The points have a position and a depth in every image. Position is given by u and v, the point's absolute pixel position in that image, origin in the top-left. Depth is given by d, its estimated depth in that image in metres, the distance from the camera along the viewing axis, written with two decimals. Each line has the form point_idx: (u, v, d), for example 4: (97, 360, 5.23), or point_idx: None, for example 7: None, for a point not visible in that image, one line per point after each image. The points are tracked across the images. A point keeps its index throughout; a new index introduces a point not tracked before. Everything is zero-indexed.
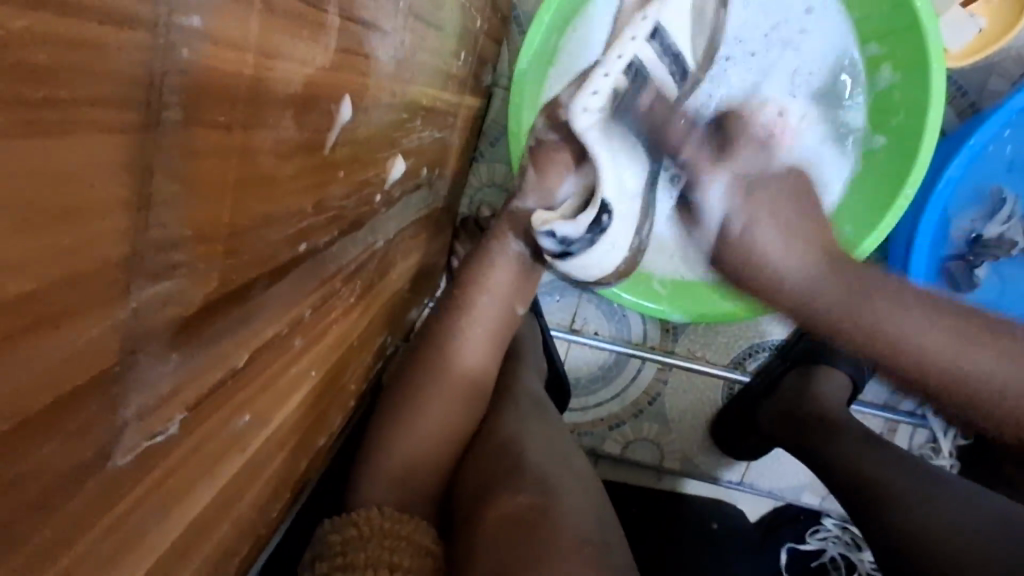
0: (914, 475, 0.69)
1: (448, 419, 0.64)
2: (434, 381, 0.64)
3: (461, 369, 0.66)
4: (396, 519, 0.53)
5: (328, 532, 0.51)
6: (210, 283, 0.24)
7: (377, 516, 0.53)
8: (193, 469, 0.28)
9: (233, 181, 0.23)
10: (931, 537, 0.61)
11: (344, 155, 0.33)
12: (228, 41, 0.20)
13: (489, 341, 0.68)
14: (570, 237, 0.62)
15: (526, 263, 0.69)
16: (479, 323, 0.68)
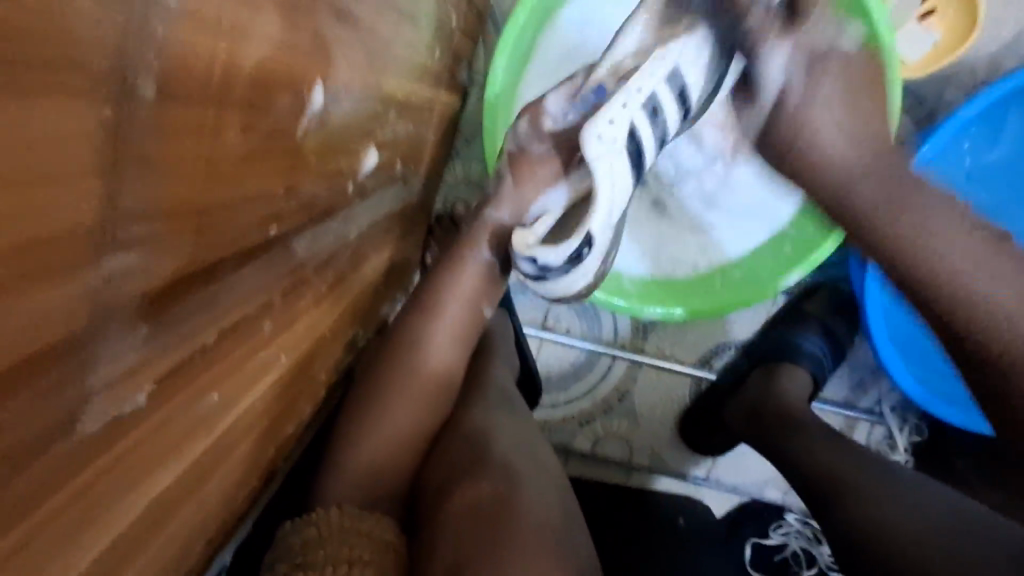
0: (868, 469, 0.72)
1: (414, 420, 0.64)
2: (401, 381, 0.65)
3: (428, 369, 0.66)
4: (355, 517, 0.54)
5: (289, 533, 0.52)
6: (179, 259, 0.25)
7: (335, 515, 0.53)
8: (159, 445, 0.28)
9: (204, 160, 0.24)
10: (879, 529, 0.64)
11: (316, 142, 0.34)
12: (202, 22, 0.21)
13: (455, 338, 0.68)
14: (550, 265, 0.61)
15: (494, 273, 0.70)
16: (447, 323, 0.68)
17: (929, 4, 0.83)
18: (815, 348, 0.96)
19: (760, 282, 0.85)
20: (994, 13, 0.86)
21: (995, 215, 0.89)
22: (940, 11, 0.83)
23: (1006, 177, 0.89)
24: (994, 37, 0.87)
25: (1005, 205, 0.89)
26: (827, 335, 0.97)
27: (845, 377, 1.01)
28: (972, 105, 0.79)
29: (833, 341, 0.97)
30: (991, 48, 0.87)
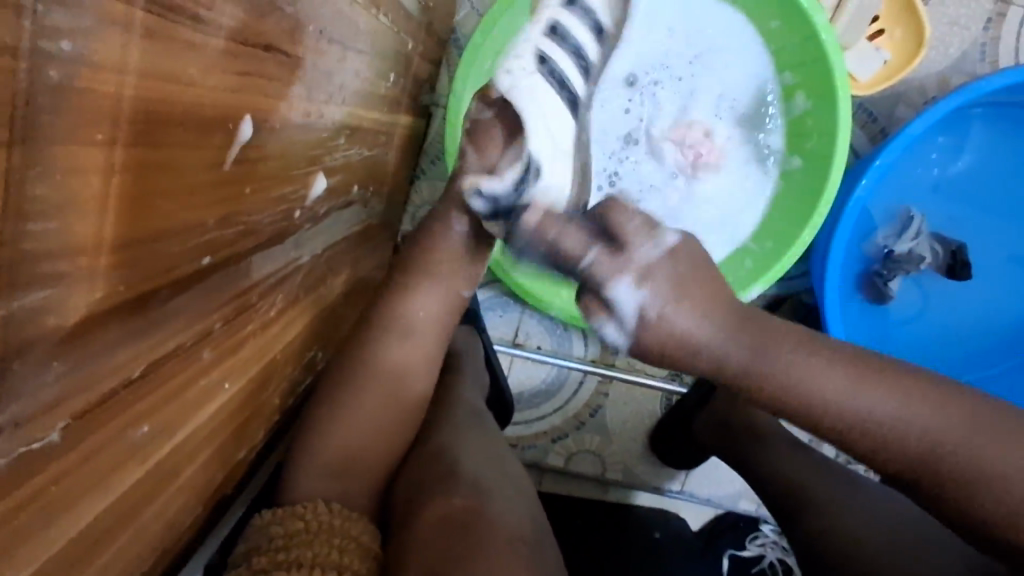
0: (834, 480, 0.73)
1: (387, 417, 0.63)
2: (374, 378, 0.63)
3: (398, 366, 0.64)
4: (342, 516, 0.54)
5: (266, 525, 0.51)
6: (96, 294, 0.25)
7: (322, 510, 0.53)
8: (84, 478, 0.28)
9: (118, 195, 0.24)
10: (842, 539, 0.65)
11: (251, 172, 0.35)
12: (105, 63, 0.21)
13: (431, 353, 0.66)
14: (499, 195, 0.58)
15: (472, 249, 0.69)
16: (422, 338, 0.65)
17: (878, 24, 0.86)
18: None
19: None
20: (941, 32, 0.89)
21: (946, 225, 0.92)
22: (890, 31, 0.86)
23: (955, 189, 0.92)
24: (941, 54, 0.90)
25: (956, 214, 0.92)
26: None
27: None
28: (924, 118, 0.79)
29: None
30: (939, 66, 0.90)
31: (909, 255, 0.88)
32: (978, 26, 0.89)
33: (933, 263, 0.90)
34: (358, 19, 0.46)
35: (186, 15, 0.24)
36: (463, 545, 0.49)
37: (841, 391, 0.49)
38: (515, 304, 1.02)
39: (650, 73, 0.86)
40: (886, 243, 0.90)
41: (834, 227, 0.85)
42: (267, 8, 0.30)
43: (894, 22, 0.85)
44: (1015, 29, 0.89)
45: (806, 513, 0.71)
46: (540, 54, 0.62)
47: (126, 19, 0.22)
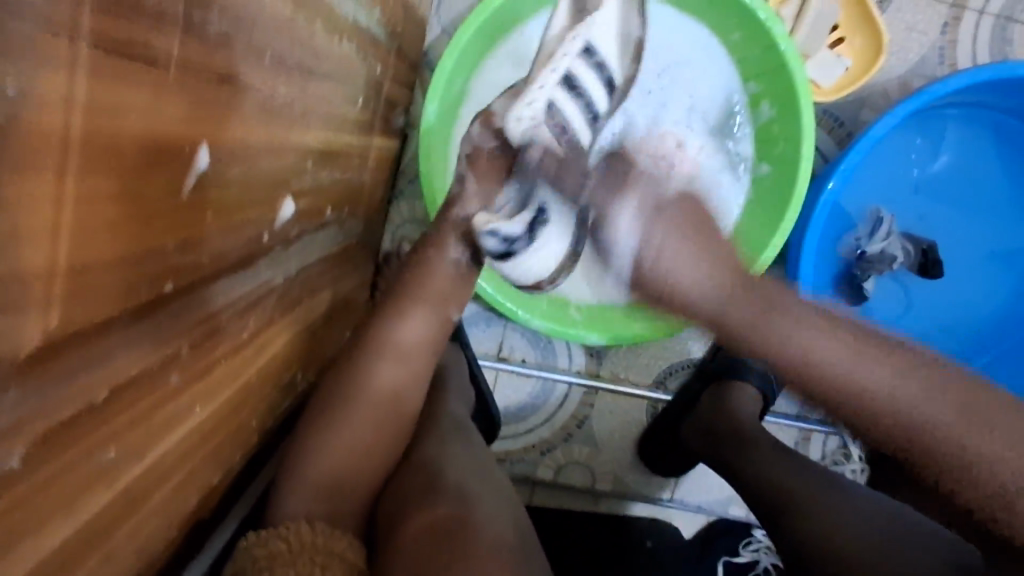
0: (816, 480, 0.74)
1: (369, 437, 0.62)
2: (355, 400, 0.63)
3: (381, 386, 0.64)
4: (327, 534, 0.53)
5: (252, 545, 0.50)
6: (52, 319, 0.26)
7: (307, 531, 0.52)
8: (46, 503, 0.29)
9: (70, 225, 0.25)
10: (818, 538, 0.66)
11: (212, 198, 0.36)
12: (53, 100, 0.22)
13: (419, 367, 0.68)
14: (512, 237, 0.67)
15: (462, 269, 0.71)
16: (410, 356, 0.67)
17: (838, 33, 0.89)
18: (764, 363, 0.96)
19: None
20: (899, 38, 0.92)
21: (919, 225, 0.94)
22: (849, 39, 0.88)
23: (929, 188, 0.94)
24: (901, 60, 0.92)
25: (929, 213, 0.94)
26: None
27: None
28: (885, 120, 0.81)
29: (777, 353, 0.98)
30: (899, 71, 0.93)
31: (882, 255, 0.89)
32: (934, 32, 0.92)
33: (906, 262, 0.91)
34: (320, 46, 0.47)
35: (132, 51, 0.25)
36: (444, 555, 0.49)
37: (839, 361, 0.50)
38: (498, 318, 1.03)
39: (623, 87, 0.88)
40: (860, 243, 0.91)
41: (804, 231, 0.87)
42: (217, 41, 0.32)
43: (853, 30, 0.88)
44: (970, 33, 0.92)
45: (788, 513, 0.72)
46: (550, 102, 0.68)
47: (71, 58, 0.23)
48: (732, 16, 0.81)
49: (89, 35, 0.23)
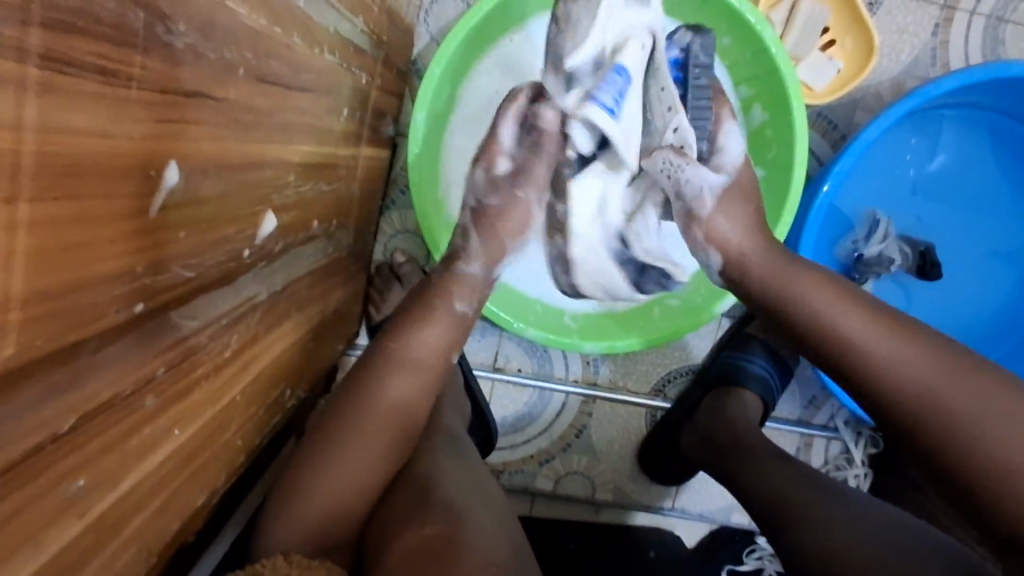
0: (818, 488, 0.72)
1: (366, 465, 0.60)
2: (354, 420, 0.61)
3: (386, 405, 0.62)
4: (305, 566, 0.50)
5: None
6: (6, 351, 0.24)
7: (284, 564, 0.49)
8: (8, 537, 0.28)
9: (25, 252, 0.24)
10: (814, 549, 0.65)
11: (184, 216, 0.35)
12: (1, 122, 0.22)
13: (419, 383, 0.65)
14: None
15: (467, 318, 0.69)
16: (412, 370, 0.64)
17: (828, 35, 0.88)
18: (762, 369, 0.95)
19: (692, 309, 0.86)
20: (890, 39, 0.91)
21: (918, 227, 0.93)
22: (840, 41, 0.88)
23: (926, 189, 0.93)
24: (893, 61, 0.92)
25: (928, 214, 0.93)
26: (772, 355, 0.97)
27: (796, 395, 1.02)
28: (878, 122, 0.80)
29: (777, 359, 0.97)
30: (891, 72, 0.92)
31: (880, 257, 0.88)
32: (925, 32, 0.91)
33: (903, 264, 0.90)
34: (298, 59, 0.47)
35: (89, 68, 0.25)
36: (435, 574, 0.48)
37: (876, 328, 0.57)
38: (494, 327, 1.02)
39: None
40: (857, 246, 0.90)
41: (800, 235, 0.86)
42: (183, 55, 0.31)
43: (843, 32, 0.87)
44: (962, 32, 0.91)
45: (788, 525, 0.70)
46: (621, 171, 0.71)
47: (19, 77, 0.22)
48: (721, 20, 0.79)
49: (39, 53, 0.22)
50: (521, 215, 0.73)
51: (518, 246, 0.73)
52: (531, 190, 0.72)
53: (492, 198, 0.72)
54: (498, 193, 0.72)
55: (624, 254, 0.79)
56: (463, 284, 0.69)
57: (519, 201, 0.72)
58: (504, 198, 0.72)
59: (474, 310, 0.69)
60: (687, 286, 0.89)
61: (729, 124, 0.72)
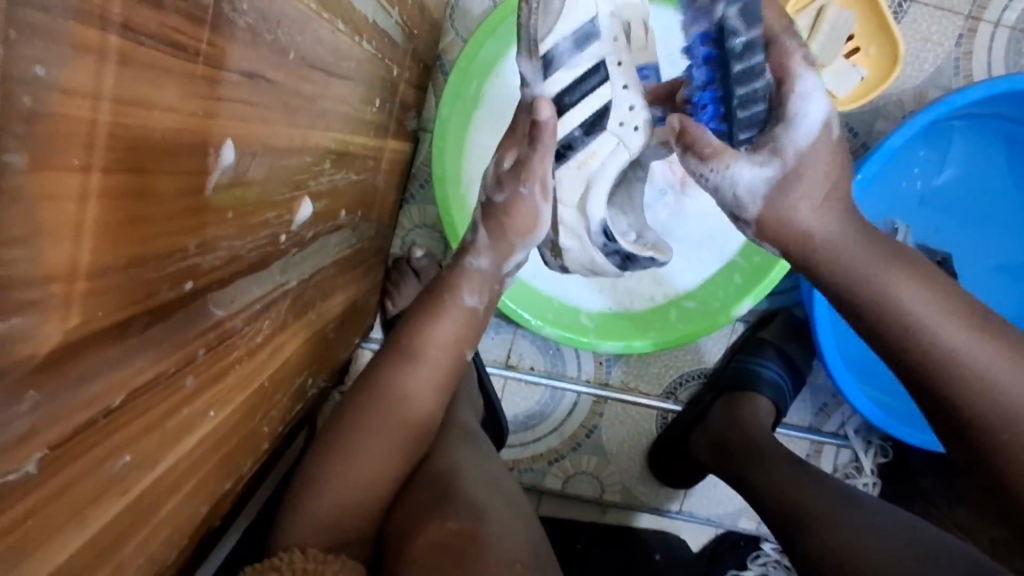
0: (833, 491, 0.72)
1: (383, 458, 0.59)
2: (375, 414, 0.61)
3: (403, 395, 0.62)
4: (320, 560, 0.49)
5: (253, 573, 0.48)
6: (70, 322, 0.24)
7: (299, 559, 0.49)
8: (58, 511, 0.27)
9: (93, 223, 0.24)
10: (831, 554, 0.64)
11: (232, 197, 0.35)
12: (80, 90, 0.21)
13: (438, 379, 0.65)
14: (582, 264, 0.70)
15: (477, 315, 0.68)
16: (426, 368, 0.64)
17: (853, 42, 0.88)
18: (775, 374, 0.95)
19: (710, 313, 0.86)
20: (914, 48, 0.91)
21: (935, 237, 0.93)
22: (865, 48, 0.88)
23: (935, 201, 0.93)
24: (917, 70, 0.92)
25: (942, 225, 0.93)
26: (785, 360, 0.97)
27: (807, 401, 1.01)
28: (902, 132, 0.80)
29: (791, 365, 0.97)
30: (915, 81, 0.92)
31: None
32: (949, 43, 0.91)
33: None
34: (340, 46, 0.47)
35: (161, 41, 0.25)
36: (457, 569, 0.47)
37: None
38: (507, 325, 1.02)
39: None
40: None
41: None
42: (243, 34, 0.31)
43: (869, 40, 0.87)
44: (986, 44, 0.91)
45: (798, 527, 0.70)
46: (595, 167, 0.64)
47: (100, 46, 0.22)
48: None
49: (119, 22, 0.22)
50: (530, 218, 0.64)
51: (523, 246, 0.67)
52: (533, 182, 0.62)
53: (498, 194, 0.64)
54: (501, 189, 0.64)
55: (608, 245, 0.66)
56: (472, 278, 0.67)
57: (521, 197, 0.63)
58: (508, 194, 0.63)
59: (484, 307, 0.68)
60: (709, 287, 0.89)
61: (808, 81, 0.51)
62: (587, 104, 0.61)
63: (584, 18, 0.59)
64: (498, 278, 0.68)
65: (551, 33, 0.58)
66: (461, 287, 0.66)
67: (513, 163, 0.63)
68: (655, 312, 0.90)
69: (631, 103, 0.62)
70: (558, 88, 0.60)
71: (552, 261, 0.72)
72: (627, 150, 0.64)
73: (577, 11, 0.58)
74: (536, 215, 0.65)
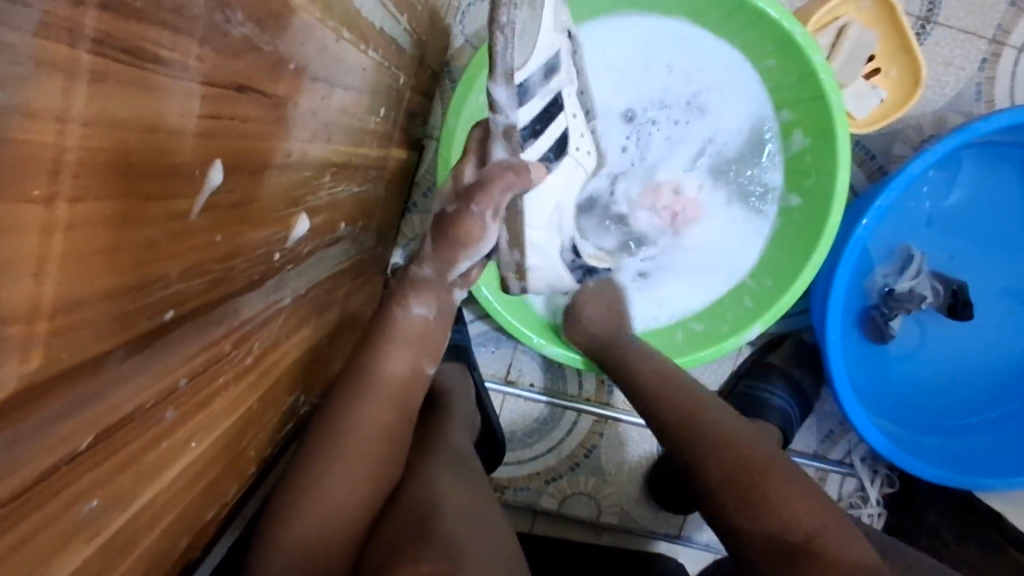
0: None
1: (356, 487, 0.56)
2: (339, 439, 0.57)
3: (371, 421, 0.58)
4: None
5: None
6: (30, 365, 0.22)
7: None
8: (16, 568, 0.25)
9: (59, 256, 0.21)
10: None
11: (221, 219, 0.32)
12: (44, 112, 0.19)
13: (400, 396, 0.61)
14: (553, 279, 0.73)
15: (432, 322, 0.64)
16: (393, 385, 0.60)
17: (873, 63, 0.85)
18: (783, 402, 0.91)
19: (717, 335, 0.82)
20: (935, 71, 0.89)
21: (949, 264, 0.91)
22: (885, 70, 0.85)
23: (944, 222, 0.90)
24: (937, 93, 0.90)
25: (958, 252, 0.90)
26: (792, 385, 0.93)
27: (813, 428, 0.98)
28: (923, 158, 0.77)
29: (798, 391, 0.93)
30: (935, 105, 0.90)
31: (911, 293, 0.86)
32: (972, 67, 0.89)
33: (934, 302, 0.88)
34: (345, 55, 0.44)
35: (140, 56, 0.22)
36: None
37: None
38: (507, 339, 0.99)
39: (649, 111, 0.85)
40: (888, 280, 0.88)
41: (834, 269, 0.83)
42: (238, 46, 0.28)
43: (889, 62, 0.85)
44: (1011, 68, 0.89)
45: None
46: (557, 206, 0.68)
47: (70, 63, 0.19)
48: (767, 41, 0.76)
49: (93, 37, 0.20)
50: (475, 231, 0.60)
51: (468, 254, 0.62)
52: (487, 205, 0.58)
53: (450, 206, 0.60)
54: (454, 202, 0.60)
55: (574, 260, 0.75)
56: (419, 287, 0.63)
57: (469, 214, 0.59)
58: (459, 206, 0.59)
59: (435, 317, 0.64)
60: (716, 310, 0.86)
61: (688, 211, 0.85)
62: (547, 137, 0.64)
63: (549, 53, 0.62)
64: (444, 287, 0.64)
65: (526, 63, 0.59)
66: (411, 297, 0.63)
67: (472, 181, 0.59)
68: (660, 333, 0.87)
69: (582, 130, 0.68)
70: (529, 118, 0.61)
71: (512, 284, 0.72)
72: (582, 171, 0.70)
73: (544, 47, 0.61)
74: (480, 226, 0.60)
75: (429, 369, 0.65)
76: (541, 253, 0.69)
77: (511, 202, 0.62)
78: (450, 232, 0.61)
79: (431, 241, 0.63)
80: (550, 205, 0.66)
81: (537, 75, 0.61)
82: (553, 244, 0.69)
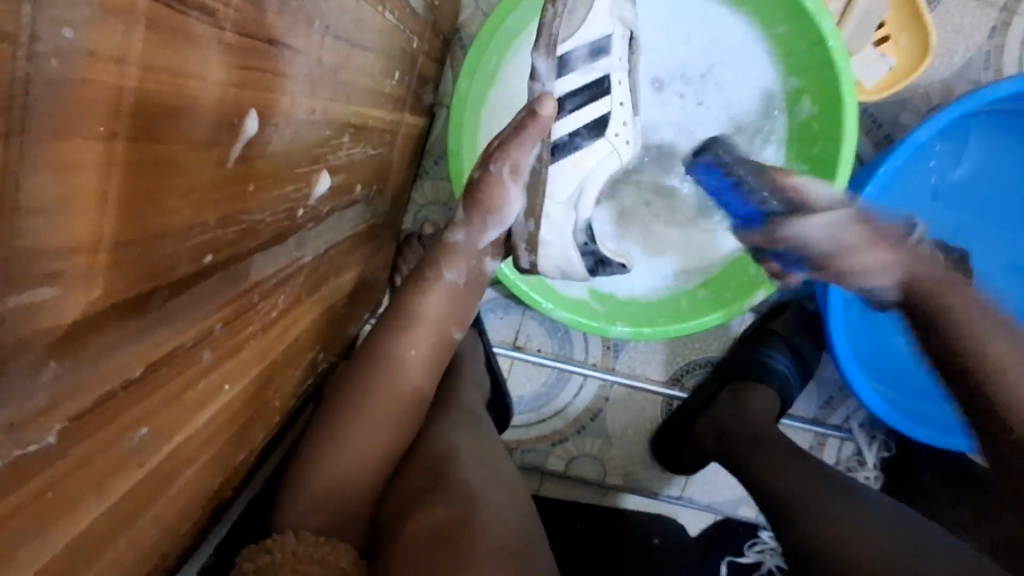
0: (824, 480, 0.71)
1: (378, 444, 0.59)
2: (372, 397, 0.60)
3: (404, 379, 0.62)
4: (312, 543, 0.50)
5: (244, 559, 0.48)
6: (93, 294, 0.24)
7: (289, 541, 0.49)
8: (79, 483, 0.27)
9: (118, 194, 0.23)
10: (822, 537, 0.63)
11: (253, 170, 0.34)
12: (105, 54, 0.21)
13: (429, 357, 0.65)
14: (567, 265, 0.71)
15: (459, 289, 0.67)
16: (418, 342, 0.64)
17: (883, 31, 0.85)
18: (783, 365, 0.94)
19: (722, 302, 0.84)
20: (945, 39, 0.89)
21: (954, 235, 0.92)
22: (895, 37, 0.84)
23: (950, 197, 0.91)
24: (946, 62, 0.90)
25: (963, 224, 0.92)
26: (793, 352, 0.96)
27: (813, 394, 1.00)
28: (931, 123, 0.78)
29: (798, 356, 0.96)
30: (943, 73, 0.90)
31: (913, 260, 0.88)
32: (982, 34, 0.89)
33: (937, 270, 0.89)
34: (364, 16, 0.45)
35: (187, 4, 0.24)
36: (451, 558, 0.47)
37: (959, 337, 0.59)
38: (515, 306, 1.02)
39: (673, 82, 0.85)
40: None
41: None
42: (270, 1, 0.30)
43: (899, 29, 0.84)
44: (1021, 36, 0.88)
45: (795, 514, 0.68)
46: (581, 188, 0.68)
47: (128, 9, 0.21)
48: (779, 8, 0.76)
49: None
50: (499, 196, 0.64)
51: (496, 222, 0.67)
52: (504, 163, 0.63)
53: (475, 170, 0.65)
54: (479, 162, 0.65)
55: (587, 246, 0.71)
56: (451, 254, 0.67)
57: (489, 173, 0.63)
58: (481, 171, 0.64)
59: (466, 283, 0.67)
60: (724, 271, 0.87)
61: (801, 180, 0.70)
62: (583, 115, 0.65)
63: (601, 32, 0.64)
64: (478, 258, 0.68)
65: (571, 37, 0.63)
66: (443, 261, 0.66)
67: (498, 143, 0.63)
68: (668, 299, 0.89)
69: (626, 118, 0.67)
70: (565, 90, 0.64)
71: (523, 259, 0.70)
72: (618, 159, 0.69)
73: (595, 27, 0.63)
74: (505, 190, 0.65)
75: (459, 334, 0.68)
76: (553, 231, 0.68)
77: (533, 167, 0.65)
78: (479, 199, 0.65)
79: (464, 208, 0.67)
80: (571, 179, 0.67)
81: (585, 52, 0.64)
82: (566, 220, 0.68)
